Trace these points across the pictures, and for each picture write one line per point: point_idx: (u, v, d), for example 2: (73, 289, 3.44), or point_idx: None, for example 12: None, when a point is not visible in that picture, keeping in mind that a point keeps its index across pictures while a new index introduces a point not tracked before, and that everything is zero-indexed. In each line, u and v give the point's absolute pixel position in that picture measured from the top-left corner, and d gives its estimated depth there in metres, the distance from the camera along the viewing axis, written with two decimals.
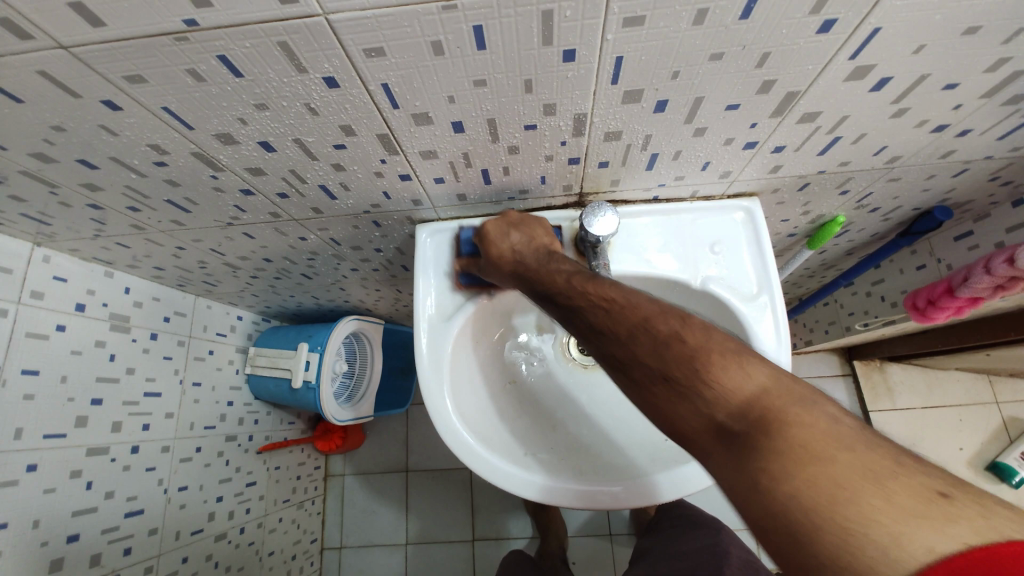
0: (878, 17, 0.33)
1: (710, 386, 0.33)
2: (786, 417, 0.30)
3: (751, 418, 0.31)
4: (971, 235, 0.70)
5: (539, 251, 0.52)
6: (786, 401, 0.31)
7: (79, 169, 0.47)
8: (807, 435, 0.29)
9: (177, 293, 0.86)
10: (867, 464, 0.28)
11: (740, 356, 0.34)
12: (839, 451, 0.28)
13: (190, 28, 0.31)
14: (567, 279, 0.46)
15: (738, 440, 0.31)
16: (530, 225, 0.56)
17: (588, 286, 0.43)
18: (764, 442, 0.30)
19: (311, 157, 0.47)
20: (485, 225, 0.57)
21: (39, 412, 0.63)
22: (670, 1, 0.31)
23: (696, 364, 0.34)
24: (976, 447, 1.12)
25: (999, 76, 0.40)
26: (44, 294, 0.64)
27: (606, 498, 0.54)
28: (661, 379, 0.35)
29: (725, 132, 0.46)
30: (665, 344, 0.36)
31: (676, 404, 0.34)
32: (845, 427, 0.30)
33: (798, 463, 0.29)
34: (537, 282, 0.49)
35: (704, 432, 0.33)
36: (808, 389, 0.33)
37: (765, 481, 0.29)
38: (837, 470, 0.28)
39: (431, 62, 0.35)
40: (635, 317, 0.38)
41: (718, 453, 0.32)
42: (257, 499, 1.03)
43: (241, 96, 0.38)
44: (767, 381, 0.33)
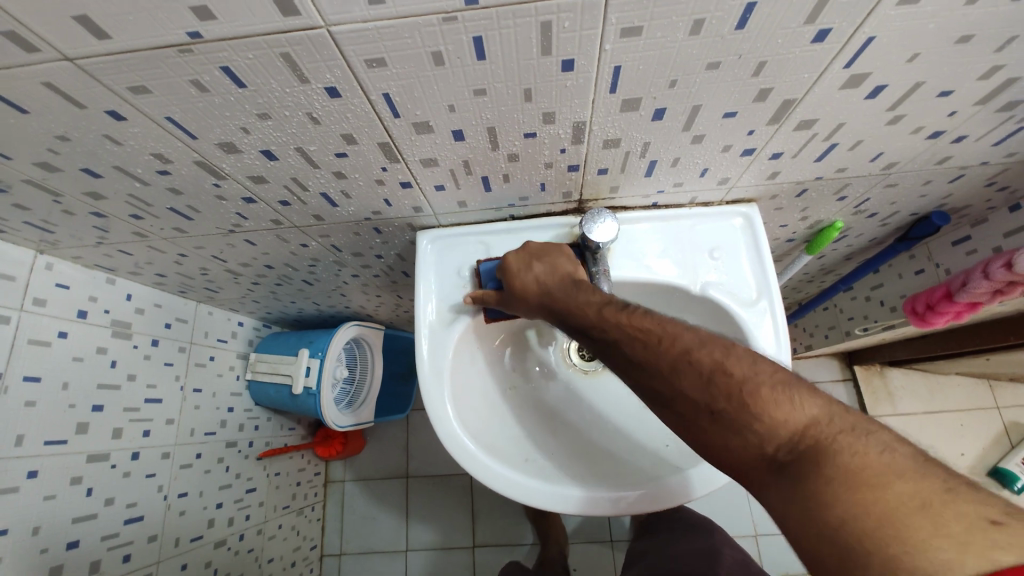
0: (872, 26, 0.33)
1: (759, 418, 0.33)
2: (842, 448, 0.30)
3: (802, 449, 0.31)
4: (969, 239, 0.70)
5: (566, 282, 0.52)
6: (842, 433, 0.31)
7: (83, 177, 0.47)
8: (866, 465, 0.29)
9: (178, 300, 0.87)
10: (921, 491, 0.27)
11: (789, 387, 0.34)
12: (895, 478, 0.28)
13: (194, 40, 0.32)
14: (599, 310, 0.45)
15: (790, 471, 0.31)
16: (551, 256, 0.55)
17: (623, 317, 0.43)
18: (815, 472, 0.30)
19: (313, 166, 0.47)
20: (507, 258, 0.56)
21: (41, 419, 0.63)
22: (666, 11, 0.32)
23: (744, 396, 0.34)
24: (977, 452, 1.12)
25: (993, 84, 0.40)
26: (46, 301, 0.65)
27: (607, 504, 0.55)
28: (707, 411, 0.36)
29: (723, 139, 0.47)
30: (710, 378, 0.36)
31: (724, 437, 0.35)
32: (902, 457, 0.29)
33: (848, 488, 0.28)
34: (569, 314, 0.48)
35: (757, 466, 0.33)
36: (860, 419, 0.33)
37: (818, 509, 0.29)
38: (892, 496, 0.27)
39: (431, 72, 0.36)
40: (676, 347, 0.39)
41: (773, 488, 0.32)
42: (256, 505, 1.02)
43: (244, 106, 0.38)
44: (819, 413, 0.33)
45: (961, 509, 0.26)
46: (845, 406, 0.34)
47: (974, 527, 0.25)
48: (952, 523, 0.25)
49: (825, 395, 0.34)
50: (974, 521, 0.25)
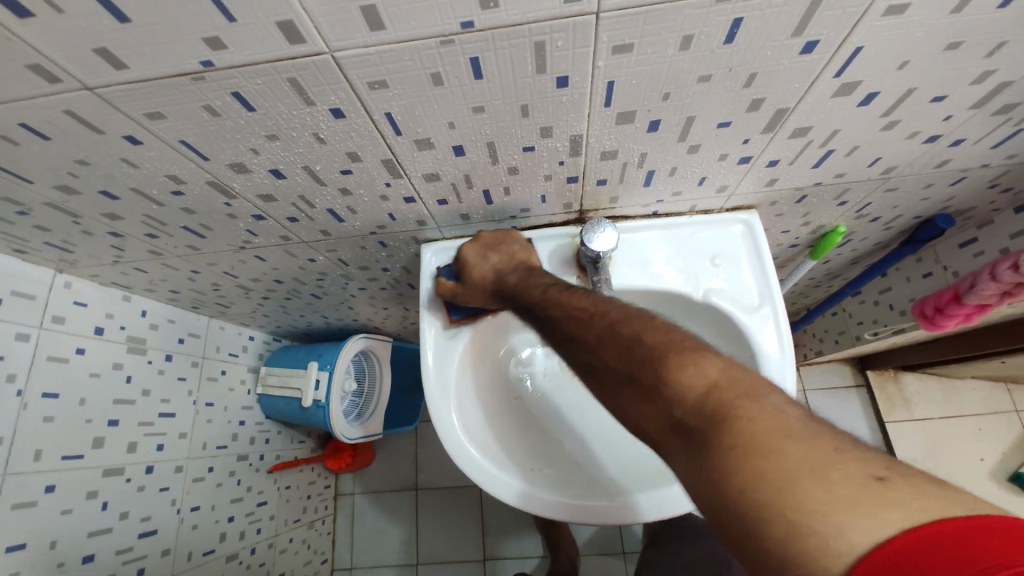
0: (860, 36, 0.34)
1: (666, 384, 0.34)
2: (736, 412, 0.30)
3: (702, 414, 0.31)
4: (975, 242, 0.70)
5: (518, 270, 0.56)
6: (736, 396, 0.31)
7: (102, 200, 0.50)
8: (755, 429, 0.28)
9: (191, 315, 0.89)
10: (811, 454, 0.26)
11: (694, 353, 0.35)
12: (783, 441, 0.27)
13: (206, 69, 0.33)
14: (543, 291, 0.50)
15: (694, 436, 0.31)
16: (507, 245, 0.59)
17: (564, 298, 0.48)
18: (714, 437, 0.30)
19: (320, 183, 0.49)
20: (463, 249, 0.59)
21: (58, 434, 0.64)
22: (657, 28, 0.33)
23: (654, 365, 0.36)
24: (997, 457, 1.10)
25: (986, 88, 0.41)
26: (64, 318, 0.67)
27: (615, 514, 0.54)
28: (628, 381, 0.37)
29: (719, 148, 0.48)
30: (630, 348, 0.38)
31: (641, 405, 0.36)
32: (790, 418, 0.29)
33: (744, 456, 0.28)
34: (518, 297, 0.53)
35: (667, 432, 0.34)
36: (761, 381, 0.32)
37: (717, 478, 0.29)
38: (784, 461, 0.26)
39: (431, 92, 0.37)
40: (604, 323, 0.42)
41: (681, 452, 0.32)
42: (267, 519, 1.03)
43: (253, 129, 0.40)
44: (719, 375, 0.32)
45: (847, 468, 0.25)
46: (747, 368, 0.33)
47: (859, 485, 0.24)
48: (839, 483, 0.25)
49: (729, 359, 0.34)
50: (858, 479, 0.25)
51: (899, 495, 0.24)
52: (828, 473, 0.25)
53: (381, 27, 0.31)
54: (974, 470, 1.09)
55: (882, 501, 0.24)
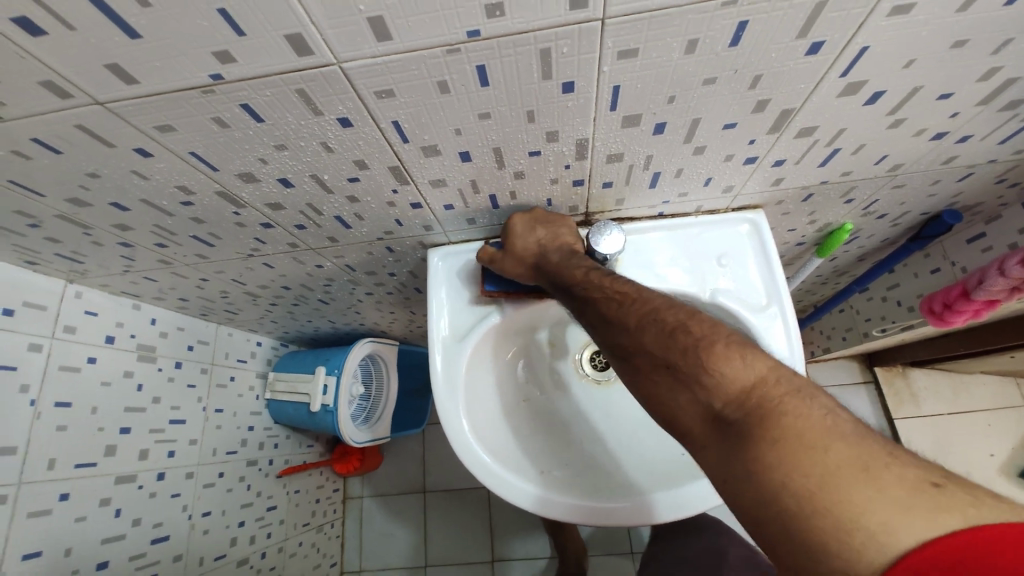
0: (865, 36, 0.34)
1: (708, 374, 0.34)
2: (782, 407, 0.31)
3: (747, 407, 0.32)
4: (983, 237, 0.70)
5: (563, 250, 0.54)
6: (782, 392, 0.32)
7: (112, 211, 0.50)
8: (800, 424, 0.29)
9: (200, 322, 0.89)
10: (861, 455, 0.27)
11: (740, 347, 0.35)
12: (833, 440, 0.28)
13: (216, 82, 0.34)
14: (585, 273, 0.49)
15: (732, 428, 0.32)
16: (555, 224, 0.56)
17: (606, 282, 0.47)
18: (756, 430, 0.30)
19: (327, 191, 0.49)
20: (511, 219, 0.56)
21: (71, 443, 0.65)
22: (661, 33, 0.33)
23: (698, 353, 0.35)
24: (1008, 452, 1.09)
25: (994, 84, 0.41)
26: (75, 328, 0.68)
27: (626, 515, 0.55)
28: (663, 366, 0.37)
29: (724, 149, 0.48)
30: (670, 335, 0.38)
31: (676, 392, 0.36)
32: (838, 420, 0.30)
33: (788, 450, 0.29)
34: (558, 277, 0.52)
35: (702, 424, 0.34)
36: (805, 383, 0.33)
37: (755, 469, 0.29)
38: (831, 459, 0.27)
39: (437, 99, 0.37)
40: (645, 308, 0.42)
41: (713, 442, 0.33)
42: (277, 523, 1.04)
43: (261, 139, 0.40)
44: (766, 373, 0.33)
45: (902, 471, 0.27)
46: (794, 371, 0.34)
47: (915, 488, 0.26)
48: (893, 485, 0.26)
49: (775, 359, 0.35)
50: (915, 482, 0.26)
51: (954, 501, 0.25)
52: (880, 474, 0.26)
53: (388, 37, 0.31)
54: (984, 465, 1.09)
55: (937, 505, 0.25)
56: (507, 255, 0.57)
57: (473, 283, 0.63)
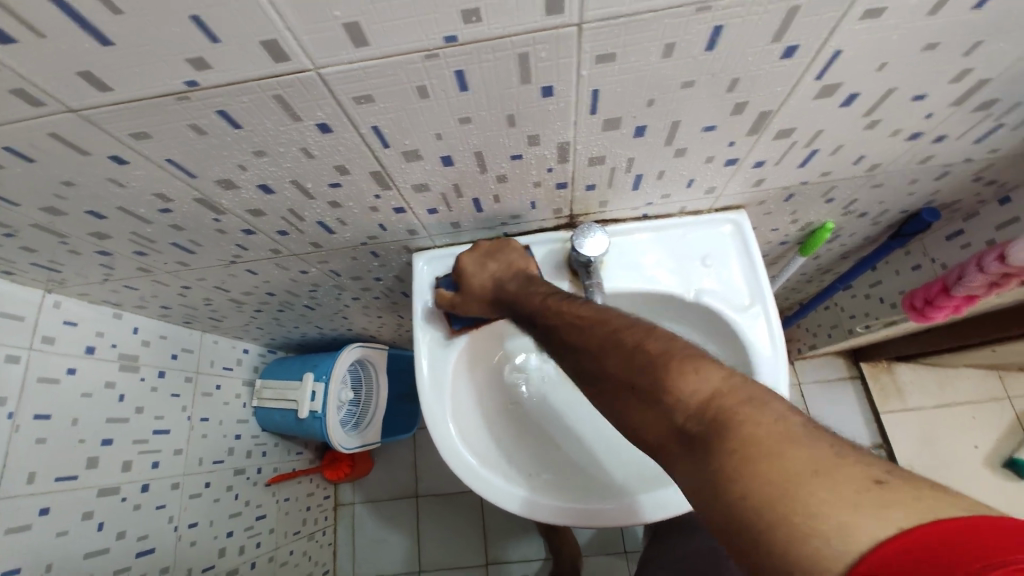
0: (839, 39, 0.35)
1: (667, 392, 0.34)
2: (738, 416, 0.30)
3: (706, 420, 0.31)
4: (961, 234, 0.71)
5: (517, 277, 0.56)
6: (737, 401, 0.31)
7: (89, 219, 0.49)
8: (756, 432, 0.28)
9: (183, 330, 0.88)
10: (813, 459, 0.26)
11: (695, 360, 0.34)
12: (787, 446, 0.27)
13: (191, 88, 0.33)
14: (543, 299, 0.50)
15: (697, 443, 0.31)
16: (505, 253, 0.59)
17: (564, 307, 0.48)
18: (717, 442, 0.29)
19: (308, 197, 0.49)
20: (462, 259, 0.59)
21: (51, 456, 0.64)
22: (639, 38, 0.33)
23: (656, 371, 0.35)
24: (991, 444, 1.11)
25: (966, 85, 0.41)
26: (54, 338, 0.66)
27: (618, 515, 0.55)
28: (627, 387, 0.37)
29: (705, 151, 0.48)
30: (631, 355, 0.38)
31: (641, 412, 0.35)
32: (792, 424, 0.29)
33: (746, 460, 0.28)
34: (519, 304, 0.53)
35: (669, 440, 0.33)
36: (761, 389, 0.32)
37: (721, 482, 0.28)
38: (788, 465, 0.26)
39: (417, 104, 0.37)
40: (605, 330, 0.42)
41: (681, 458, 0.32)
42: (267, 532, 1.02)
43: (240, 145, 0.40)
44: (722, 383, 0.32)
45: (851, 471, 0.26)
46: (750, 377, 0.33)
47: (861, 488, 0.25)
48: (843, 485, 0.25)
49: (732, 368, 0.34)
50: (860, 482, 0.25)
51: (900, 497, 0.24)
52: (833, 474, 0.25)
53: (364, 44, 0.31)
54: (968, 457, 1.11)
55: (884, 502, 0.24)
56: (466, 296, 0.59)
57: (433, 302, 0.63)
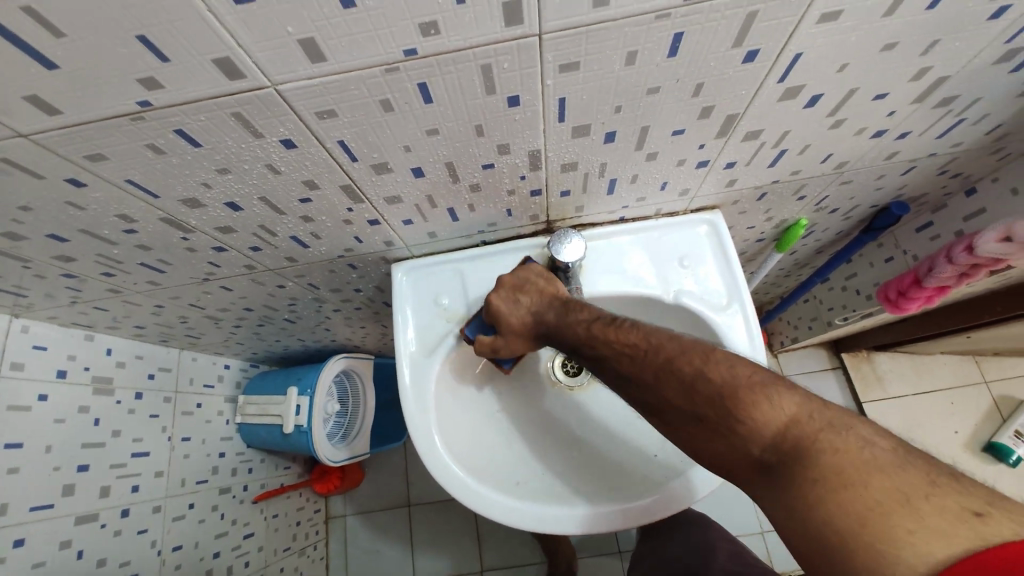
0: (798, 43, 0.35)
1: (740, 421, 0.34)
2: (820, 445, 0.31)
3: (785, 448, 0.32)
4: (931, 225, 0.73)
5: (554, 305, 0.53)
6: (818, 429, 0.32)
7: (50, 243, 0.48)
8: (839, 460, 0.30)
9: (161, 348, 0.86)
10: (900, 488, 0.28)
11: (766, 387, 0.35)
12: (873, 475, 0.29)
13: (145, 109, 0.32)
14: (587, 328, 0.48)
15: (776, 472, 0.33)
16: (532, 281, 0.56)
17: (609, 334, 0.45)
18: (798, 472, 0.31)
19: (279, 213, 0.48)
20: (490, 301, 0.56)
21: (26, 486, 0.62)
22: (600, 46, 0.33)
23: (726, 403, 0.36)
24: (971, 428, 1.14)
25: (925, 83, 0.42)
26: (23, 365, 0.64)
27: (637, 513, 0.54)
28: (694, 417, 0.37)
29: (676, 154, 0.48)
30: (693, 389, 0.38)
31: (714, 442, 0.37)
32: (880, 451, 0.30)
33: (829, 488, 0.29)
34: (563, 338, 0.50)
35: (745, 468, 0.35)
36: (841, 413, 0.33)
37: (804, 506, 0.30)
38: (873, 493, 0.28)
39: (382, 118, 0.37)
40: (660, 356, 0.41)
41: (762, 487, 0.34)
42: (256, 551, 1.01)
43: (202, 164, 0.39)
44: (798, 410, 0.33)
45: (942, 501, 0.27)
46: (828, 402, 0.34)
47: (954, 518, 0.26)
48: (932, 515, 0.26)
49: (805, 392, 0.35)
50: (955, 513, 0.26)
51: (999, 529, 0.25)
52: (919, 506, 0.27)
53: (322, 59, 0.31)
54: (950, 442, 1.13)
55: (979, 534, 0.25)
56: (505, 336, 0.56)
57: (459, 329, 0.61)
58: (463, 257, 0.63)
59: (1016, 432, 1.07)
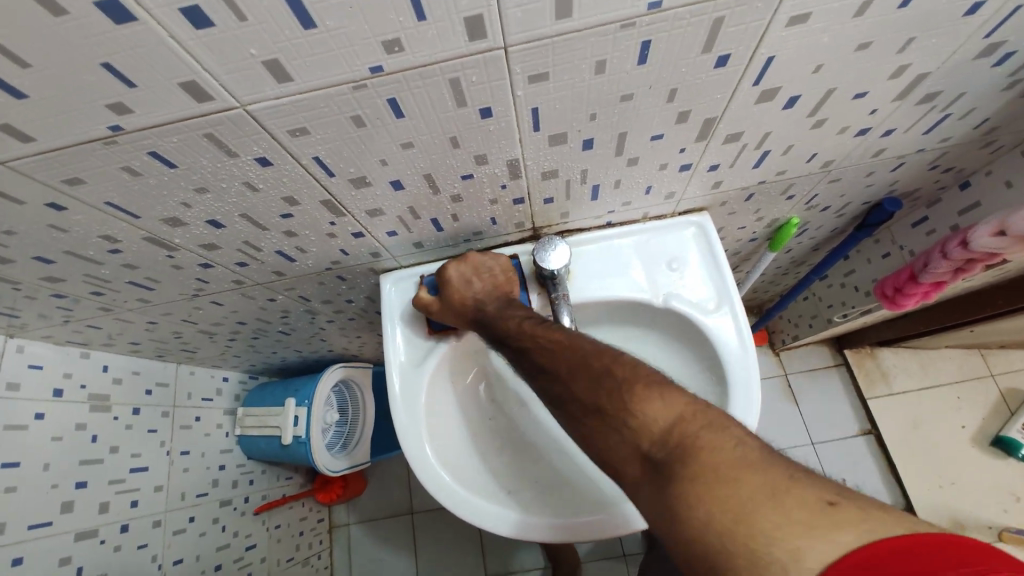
0: (768, 47, 0.35)
1: (633, 417, 0.35)
2: (698, 443, 0.32)
3: (670, 444, 0.33)
4: (926, 220, 0.72)
5: (500, 300, 0.56)
6: (699, 428, 0.33)
7: (37, 265, 0.48)
8: (715, 458, 0.30)
9: (156, 364, 0.86)
10: (769, 483, 0.28)
11: (661, 386, 0.36)
12: (744, 472, 0.29)
13: (117, 133, 0.33)
14: (518, 323, 0.50)
15: (660, 468, 0.32)
16: (490, 270, 0.58)
17: (538, 330, 0.48)
18: (680, 468, 0.31)
19: (262, 228, 0.48)
20: (447, 269, 0.57)
21: (24, 504, 0.63)
22: (569, 57, 0.33)
23: (622, 396, 0.37)
24: (978, 422, 1.12)
25: (904, 81, 0.42)
26: (19, 384, 0.65)
27: (582, 532, 0.54)
28: (594, 412, 0.38)
29: (657, 159, 0.48)
30: (597, 381, 0.39)
31: (607, 435, 0.37)
32: (750, 449, 0.31)
33: (705, 486, 0.29)
34: (495, 327, 0.52)
35: (632, 463, 0.35)
36: (720, 416, 0.34)
37: (682, 505, 0.30)
38: (743, 490, 0.28)
39: (355, 133, 0.37)
40: (575, 357, 0.43)
41: (645, 483, 0.33)
42: (258, 562, 1.01)
43: (180, 184, 0.39)
44: (684, 408, 0.34)
45: (802, 494, 0.28)
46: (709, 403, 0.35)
47: (814, 509, 0.27)
48: (795, 508, 0.27)
49: (693, 394, 0.36)
50: (814, 505, 0.27)
51: (849, 518, 0.26)
52: (783, 500, 0.27)
53: (287, 79, 0.31)
54: (957, 438, 1.12)
55: (835, 524, 0.26)
56: (444, 306, 0.57)
57: (418, 326, 0.62)
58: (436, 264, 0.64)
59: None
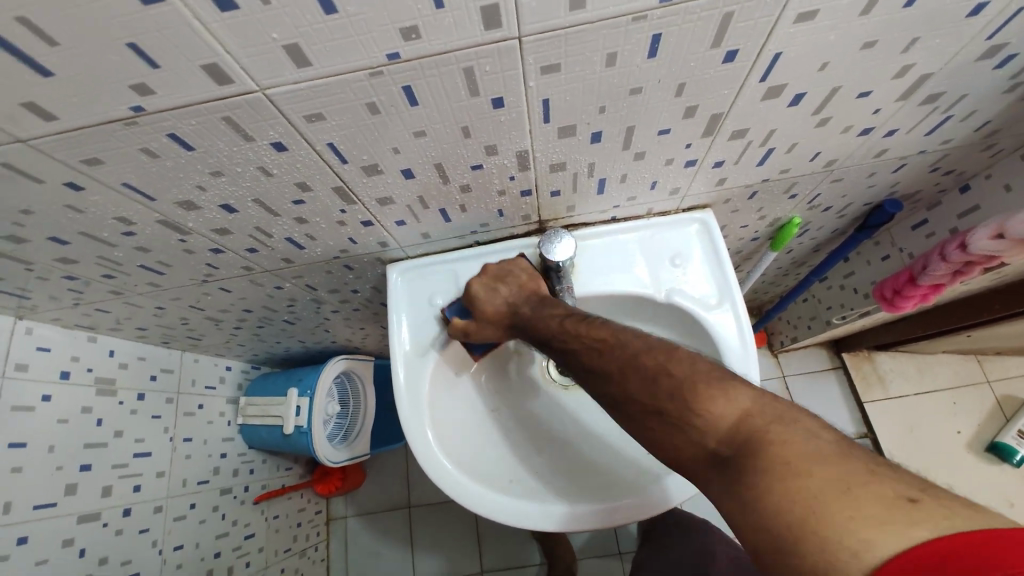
0: (776, 43, 0.36)
1: (697, 415, 0.36)
2: (767, 436, 0.33)
3: (738, 441, 0.34)
4: (926, 223, 0.73)
5: (531, 301, 0.56)
6: (769, 422, 0.33)
7: (51, 245, 0.49)
8: (786, 451, 0.31)
9: (162, 350, 0.87)
10: (842, 476, 0.29)
11: (725, 383, 0.37)
12: (817, 465, 0.30)
13: (138, 114, 0.33)
14: (560, 323, 0.50)
15: (729, 463, 0.34)
16: (514, 274, 0.58)
17: (582, 330, 0.48)
18: (748, 462, 0.32)
19: (273, 214, 0.49)
20: (471, 285, 0.58)
21: (30, 485, 0.64)
22: (581, 48, 0.34)
23: (683, 396, 0.37)
24: (974, 428, 1.12)
25: (909, 81, 0.43)
26: (27, 365, 0.66)
27: (619, 515, 0.55)
28: (654, 412, 0.39)
29: (664, 154, 0.49)
30: (653, 380, 0.40)
31: (672, 435, 0.38)
32: (823, 442, 0.31)
33: (777, 478, 0.31)
34: (535, 330, 0.53)
35: (700, 461, 0.36)
36: (790, 408, 0.35)
37: (751, 496, 0.31)
38: (815, 483, 0.29)
39: (369, 120, 0.38)
40: (624, 355, 0.43)
41: (716, 480, 0.34)
42: (256, 552, 1.01)
43: (196, 167, 0.40)
44: (750, 404, 0.35)
45: (879, 489, 0.28)
46: (778, 397, 0.36)
47: (889, 505, 0.27)
48: (870, 502, 0.28)
49: (759, 389, 0.36)
50: (890, 500, 0.28)
51: (930, 515, 0.27)
52: (858, 494, 0.28)
53: (306, 63, 0.31)
54: (953, 443, 1.12)
55: (912, 520, 0.26)
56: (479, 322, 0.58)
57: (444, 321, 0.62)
58: (444, 257, 0.65)
59: (1020, 432, 1.06)
